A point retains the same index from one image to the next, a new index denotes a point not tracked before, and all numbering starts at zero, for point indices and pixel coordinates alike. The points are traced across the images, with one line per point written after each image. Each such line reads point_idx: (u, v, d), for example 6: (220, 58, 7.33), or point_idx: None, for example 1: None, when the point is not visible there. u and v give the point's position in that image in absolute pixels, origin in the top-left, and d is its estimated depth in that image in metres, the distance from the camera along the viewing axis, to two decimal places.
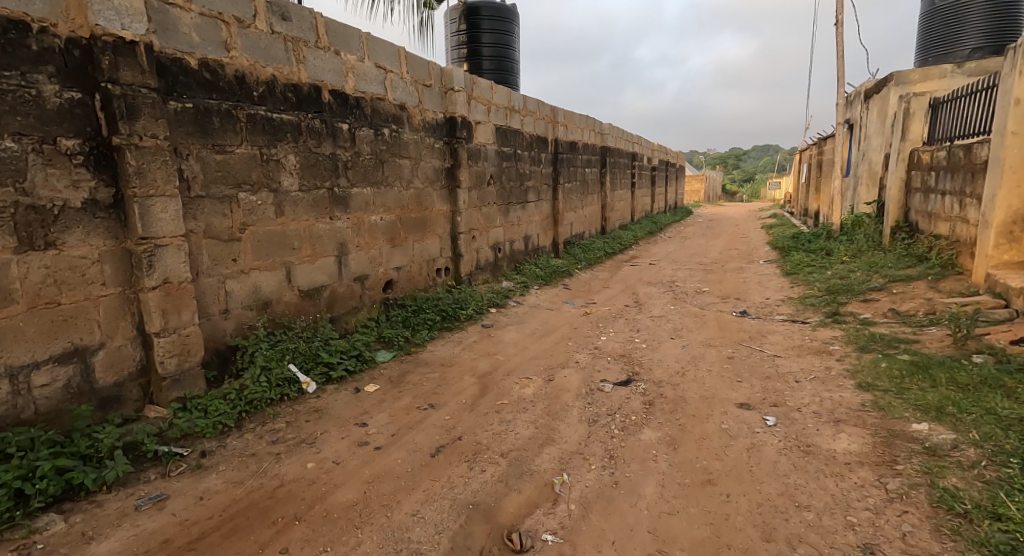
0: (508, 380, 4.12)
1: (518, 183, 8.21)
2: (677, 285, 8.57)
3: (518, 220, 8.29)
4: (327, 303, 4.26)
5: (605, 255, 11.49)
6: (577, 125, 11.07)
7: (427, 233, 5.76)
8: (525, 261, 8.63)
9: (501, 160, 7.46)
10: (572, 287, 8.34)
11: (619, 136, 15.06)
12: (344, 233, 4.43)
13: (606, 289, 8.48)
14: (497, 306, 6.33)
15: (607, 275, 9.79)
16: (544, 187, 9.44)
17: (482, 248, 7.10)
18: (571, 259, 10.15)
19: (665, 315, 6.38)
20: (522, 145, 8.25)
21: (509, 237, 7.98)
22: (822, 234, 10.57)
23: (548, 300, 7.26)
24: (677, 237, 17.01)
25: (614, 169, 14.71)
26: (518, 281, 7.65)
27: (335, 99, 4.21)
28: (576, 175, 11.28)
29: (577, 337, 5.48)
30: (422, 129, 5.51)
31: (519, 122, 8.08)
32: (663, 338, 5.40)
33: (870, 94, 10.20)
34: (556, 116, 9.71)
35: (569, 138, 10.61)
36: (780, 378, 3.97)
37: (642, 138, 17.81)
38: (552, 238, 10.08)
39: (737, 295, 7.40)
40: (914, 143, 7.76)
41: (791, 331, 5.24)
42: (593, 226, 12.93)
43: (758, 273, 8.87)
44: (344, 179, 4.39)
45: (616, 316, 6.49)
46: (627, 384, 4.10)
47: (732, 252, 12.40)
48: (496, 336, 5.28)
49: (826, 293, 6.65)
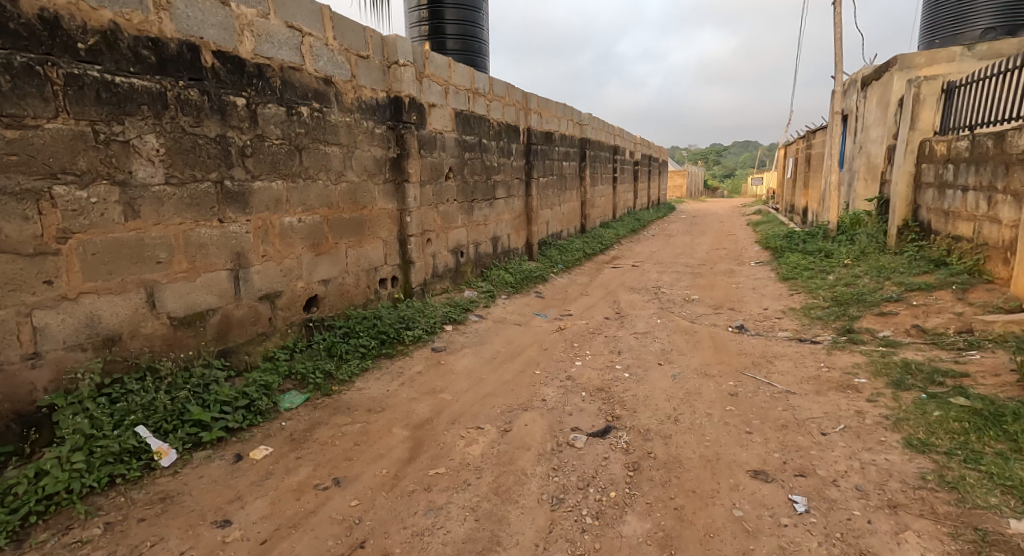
0: (451, 432, 3.18)
1: (484, 177, 7.26)
2: (663, 291, 7.69)
3: (484, 219, 7.34)
4: (216, 332, 3.28)
5: (584, 256, 10.58)
6: (553, 114, 10.14)
7: (365, 237, 4.78)
8: (493, 265, 7.67)
9: (461, 150, 6.50)
10: (546, 295, 7.41)
11: (599, 128, 14.19)
12: (243, 241, 3.44)
13: (584, 297, 7.58)
14: (454, 322, 5.37)
15: (586, 279, 8.88)
16: (515, 182, 8.48)
17: (439, 253, 6.14)
18: (546, 261, 9.23)
19: (651, 331, 5.49)
20: (488, 134, 7.29)
21: (473, 238, 7.03)
22: (817, 233, 9.80)
23: (516, 312, 6.32)
24: (661, 235, 16.20)
25: (595, 163, 13.82)
26: (484, 290, 6.69)
27: (220, 64, 3.21)
28: (552, 169, 10.35)
29: (546, 363, 4.56)
30: (355, 109, 4.52)
31: (484, 107, 7.13)
32: (649, 364, 4.49)
33: (868, 81, 9.43)
34: (529, 103, 8.76)
35: (544, 128, 9.69)
36: (801, 428, 3.09)
37: (624, 132, 16.99)
38: (525, 238, 9.15)
39: (730, 305, 6.56)
40: (924, 133, 6.97)
41: (802, 355, 4.38)
42: (572, 224, 12.04)
43: (750, 277, 8.05)
44: (240, 169, 3.39)
45: (595, 333, 5.57)
46: (604, 436, 3.20)
47: (720, 252, 11.57)
48: (448, 365, 4.32)
49: (832, 303, 5.83)
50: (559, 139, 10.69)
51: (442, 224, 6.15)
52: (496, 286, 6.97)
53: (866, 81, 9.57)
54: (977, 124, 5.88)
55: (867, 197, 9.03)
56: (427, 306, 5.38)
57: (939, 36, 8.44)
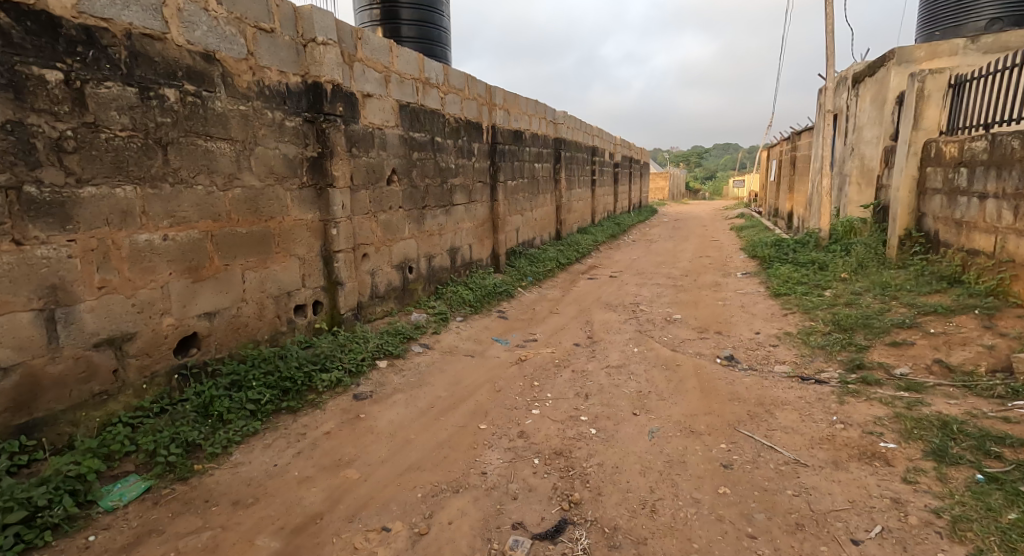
0: (344, 540, 2.32)
1: (438, 180, 6.37)
2: (641, 310, 6.88)
3: (437, 228, 6.45)
4: (12, 397, 2.43)
5: (557, 266, 9.73)
6: (522, 111, 9.28)
7: (269, 255, 3.86)
8: (450, 279, 6.76)
9: (405, 148, 5.60)
10: (510, 315, 6.54)
11: (576, 127, 13.40)
12: (62, 270, 2.57)
13: (553, 316, 6.75)
14: (389, 357, 4.45)
15: (558, 293, 8.04)
16: (478, 186, 7.60)
17: (378, 270, 5.23)
18: (515, 273, 8.36)
19: (627, 364, 4.65)
20: (442, 132, 6.40)
21: (423, 251, 6.13)
22: (807, 241, 9.08)
23: (471, 338, 5.44)
24: (642, 241, 15.45)
25: (571, 164, 13.02)
26: (433, 312, 5.77)
27: (12, 20, 2.38)
28: (522, 171, 9.51)
29: (496, 415, 3.71)
30: (253, 95, 3.61)
31: (438, 100, 6.24)
32: (621, 414, 3.65)
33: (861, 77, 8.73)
34: (493, 98, 7.88)
35: (512, 126, 8.83)
36: (820, 531, 2.29)
37: (603, 132, 16.25)
38: (490, 248, 8.28)
39: (716, 329, 5.76)
40: (929, 133, 6.18)
41: (807, 401, 3.58)
42: (546, 231, 11.22)
43: (737, 293, 7.29)
44: (57, 166, 2.54)
45: (560, 366, 4.72)
46: (554, 539, 2.38)
47: (703, 261, 10.80)
48: (370, 422, 3.43)
49: (833, 327, 5.05)
50: (530, 138, 9.85)
51: (380, 235, 5.24)
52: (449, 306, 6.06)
53: (858, 78, 8.89)
54: (992, 121, 5.18)
55: (862, 203, 8.32)
56: (355, 338, 4.44)
57: (938, 28, 7.76)
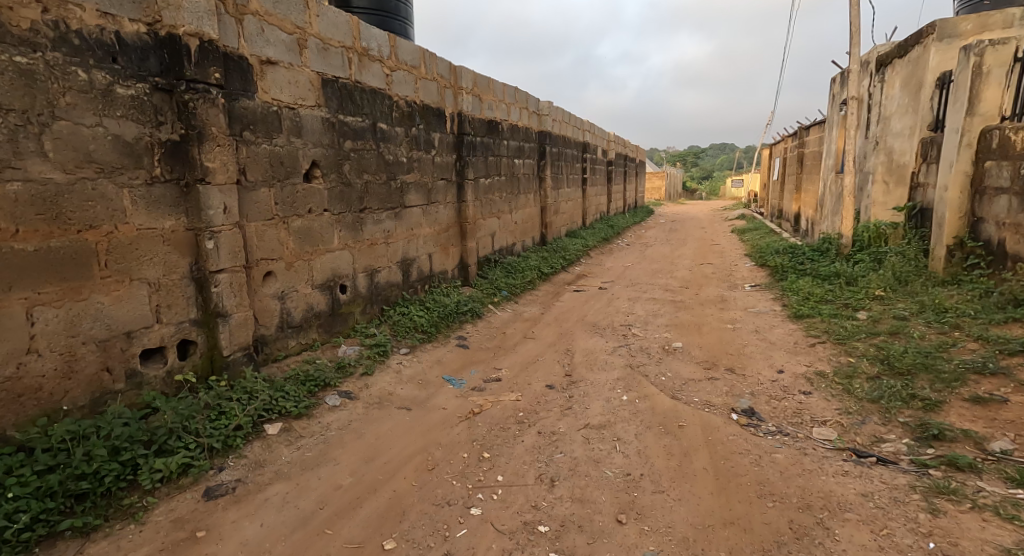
0: None
1: (382, 177, 5.18)
2: (634, 335, 5.70)
3: (382, 235, 5.26)
4: None
5: (540, 277, 8.55)
6: (497, 98, 8.10)
7: (87, 280, 2.66)
8: (400, 299, 5.57)
9: (332, 135, 4.42)
10: (474, 343, 5.35)
11: (564, 121, 12.24)
12: None
13: (527, 343, 5.58)
14: (286, 418, 3.25)
15: (537, 311, 6.85)
16: (440, 185, 6.42)
17: (287, 292, 4.03)
18: (488, 287, 7.17)
19: (612, 423, 3.48)
20: (387, 117, 5.21)
21: (361, 265, 4.94)
22: (825, 249, 7.94)
23: (415, 380, 4.24)
24: (636, 245, 14.28)
25: (559, 162, 11.87)
26: (371, 343, 4.56)
27: None
28: (499, 167, 8.34)
29: (416, 518, 2.53)
30: (44, 40, 2.50)
31: (379, 76, 5.05)
32: (598, 522, 2.47)
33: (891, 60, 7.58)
34: (458, 80, 6.70)
35: (485, 115, 7.66)
36: None
37: (594, 128, 15.13)
38: (459, 258, 7.09)
39: (726, 365, 4.59)
40: (987, 119, 5.00)
41: (877, 500, 2.43)
42: (529, 235, 10.06)
43: (748, 314, 6.13)
44: None
45: (524, 426, 3.54)
46: None
47: (704, 270, 9.65)
48: (209, 549, 2.22)
49: (881, 368, 3.88)
50: (508, 130, 8.67)
51: (292, 245, 4.03)
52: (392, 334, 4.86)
53: (888, 60, 7.74)
54: None
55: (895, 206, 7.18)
56: (238, 391, 3.21)
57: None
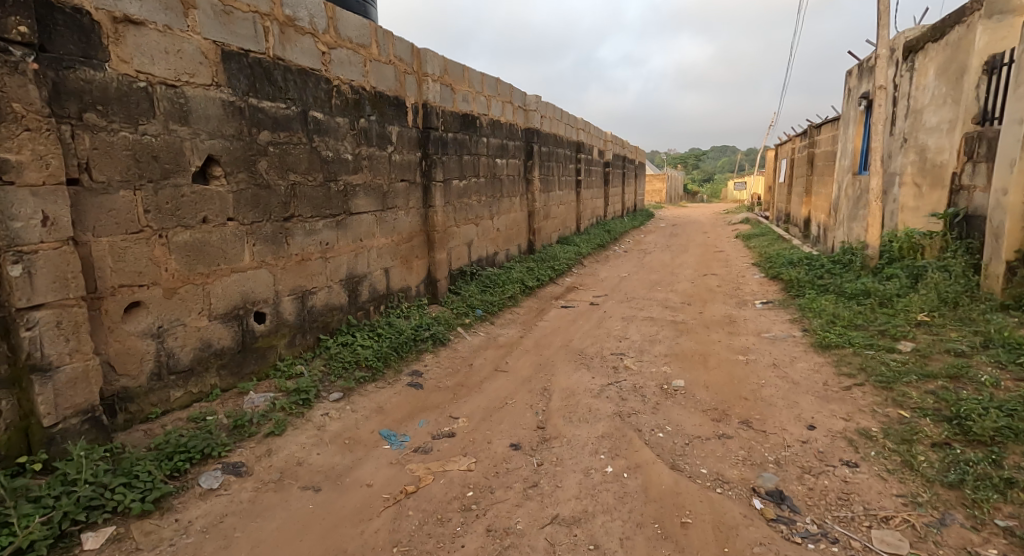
0: None
1: (317, 178, 4.23)
2: (625, 369, 4.77)
3: (318, 249, 4.31)
4: None
5: (523, 291, 7.63)
6: (472, 89, 7.18)
7: None
8: (343, 325, 4.61)
9: (238, 123, 3.46)
10: (430, 380, 4.40)
11: (555, 118, 11.34)
12: None
13: (497, 378, 4.65)
14: (122, 519, 2.30)
15: (515, 336, 5.92)
16: (399, 188, 5.48)
17: (168, 327, 3.06)
18: (460, 305, 6.23)
19: (589, 518, 2.56)
20: (324, 104, 4.27)
21: (285, 287, 3.97)
22: (848, 262, 6.99)
23: (339, 439, 3.28)
24: (633, 252, 13.35)
25: (549, 162, 10.96)
26: (290, 389, 3.60)
27: None
28: (476, 168, 7.42)
29: None
30: None
31: (311, 53, 4.10)
32: None
33: (928, 45, 6.67)
34: (423, 65, 5.76)
35: (458, 108, 6.77)
36: None
37: (589, 127, 14.21)
38: (425, 272, 6.15)
39: (739, 416, 3.65)
40: None
41: None
42: (514, 243, 9.14)
43: (761, 342, 5.19)
44: None
45: (469, 518, 2.61)
46: None
47: (708, 282, 8.72)
48: None
49: (949, 430, 2.96)
50: (486, 126, 7.76)
51: (172, 265, 3.06)
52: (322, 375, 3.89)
53: (922, 45, 6.82)
54: None
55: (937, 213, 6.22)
56: (52, 482, 2.30)
57: None
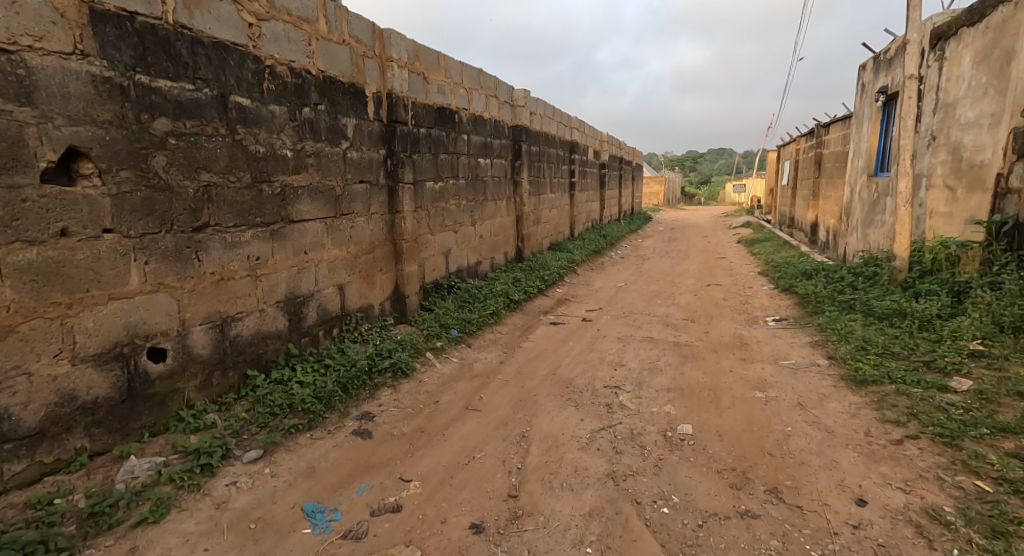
0: None
1: (241, 178, 3.42)
2: (620, 409, 4.01)
3: (244, 266, 3.50)
4: None
5: (507, 305, 6.87)
6: (449, 79, 6.43)
7: None
8: (279, 358, 3.79)
9: (116, 105, 2.67)
10: (382, 425, 3.61)
11: (546, 115, 10.59)
12: None
13: (467, 420, 3.88)
14: None
15: (495, 363, 5.15)
16: (357, 190, 4.71)
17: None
18: (432, 325, 5.46)
19: None
20: (253, 88, 3.47)
21: (196, 315, 3.13)
22: (879, 278, 6.21)
23: (240, 524, 2.48)
24: (630, 258, 12.60)
25: (540, 162, 10.22)
26: (188, 448, 2.78)
27: None
28: (454, 168, 6.66)
29: None
30: None
31: (234, 23, 3.31)
32: None
33: (969, 30, 5.91)
34: (387, 49, 4.98)
35: (432, 101, 6.00)
36: None
37: (584, 125, 13.47)
38: (391, 288, 5.37)
39: (763, 483, 2.90)
40: None
41: None
42: (500, 251, 8.39)
43: (780, 375, 4.43)
44: None
45: None
46: None
47: (711, 295, 7.98)
48: None
49: None
50: (467, 122, 7.00)
51: (6, 295, 2.32)
52: (235, 427, 3.05)
53: (959, 30, 6.09)
54: None
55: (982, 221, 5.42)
56: None
57: None
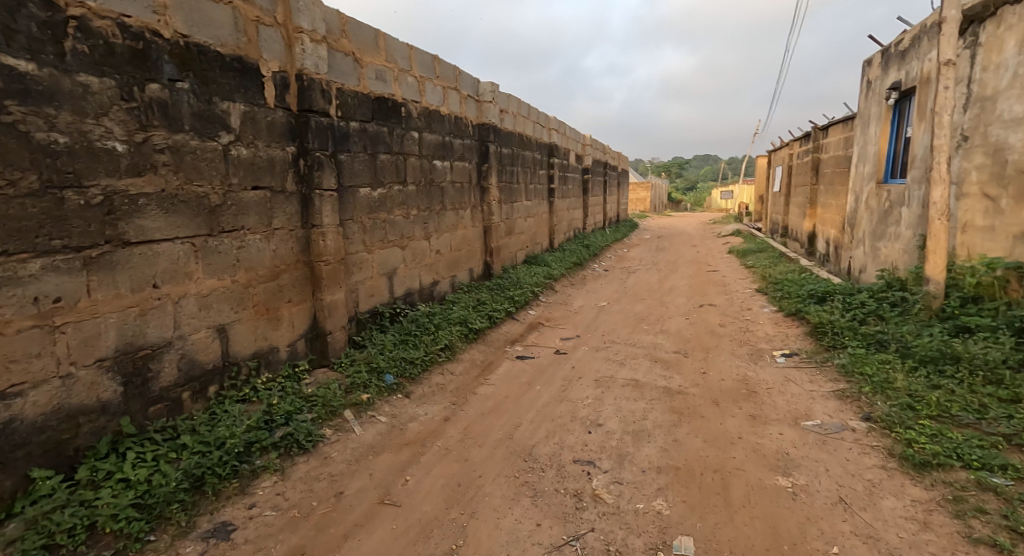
0: None
1: (17, 180, 2.34)
2: (593, 505, 2.94)
3: (26, 314, 2.39)
4: None
5: (465, 336, 5.75)
6: (391, 65, 5.30)
7: None
8: (99, 444, 2.62)
9: None
10: (241, 547, 2.46)
11: (519, 113, 9.53)
12: None
13: (378, 523, 2.77)
14: None
15: (436, 423, 4.03)
16: (249, 199, 3.54)
17: None
18: (360, 370, 4.32)
19: None
20: (40, 46, 2.40)
21: None
22: (910, 313, 5.36)
23: None
24: (615, 271, 11.56)
25: (513, 166, 9.15)
26: None
27: None
28: (400, 172, 5.55)
29: None
30: None
31: None
32: None
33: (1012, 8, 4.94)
34: (294, 16, 3.79)
35: (367, 89, 4.88)
36: None
37: (563, 126, 12.43)
38: (307, 324, 4.21)
39: None
40: None
41: None
42: (464, 268, 7.29)
43: (808, 458, 3.36)
44: None
45: None
46: None
47: (705, 320, 6.94)
48: None
49: None
50: (419, 117, 5.90)
51: None
52: None
53: (998, 9, 5.10)
54: None
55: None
56: None
57: None
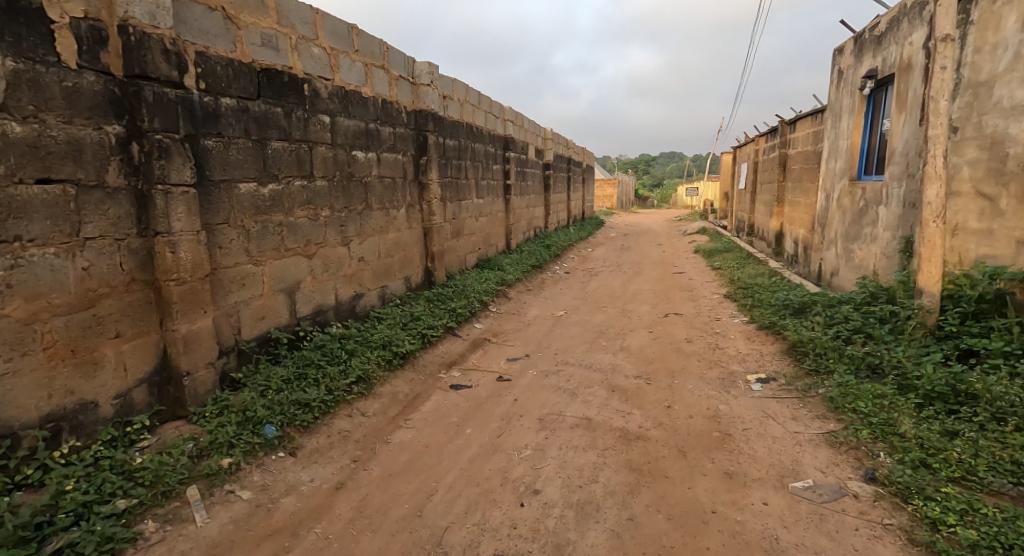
0: None
1: None
2: None
3: None
4: None
5: (387, 363, 4.76)
6: (286, 30, 4.28)
7: None
8: None
9: None
10: None
11: (467, 101, 8.55)
12: None
13: None
14: None
15: (322, 495, 3.03)
16: (29, 199, 2.59)
17: None
18: (228, 423, 3.26)
19: None
20: None
21: None
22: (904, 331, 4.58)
23: None
24: (575, 273, 10.70)
25: (459, 158, 8.17)
26: None
27: None
28: (304, 163, 4.53)
29: None
30: None
31: None
32: None
33: None
34: None
35: (247, 56, 3.85)
36: None
37: (519, 118, 11.47)
38: (150, 364, 3.12)
39: None
40: None
41: None
42: (397, 277, 6.28)
43: (806, 552, 2.53)
44: None
45: None
46: None
47: (670, 334, 6.12)
48: None
49: None
50: (330, 98, 4.86)
51: None
52: None
53: None
54: None
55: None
56: None
57: None
